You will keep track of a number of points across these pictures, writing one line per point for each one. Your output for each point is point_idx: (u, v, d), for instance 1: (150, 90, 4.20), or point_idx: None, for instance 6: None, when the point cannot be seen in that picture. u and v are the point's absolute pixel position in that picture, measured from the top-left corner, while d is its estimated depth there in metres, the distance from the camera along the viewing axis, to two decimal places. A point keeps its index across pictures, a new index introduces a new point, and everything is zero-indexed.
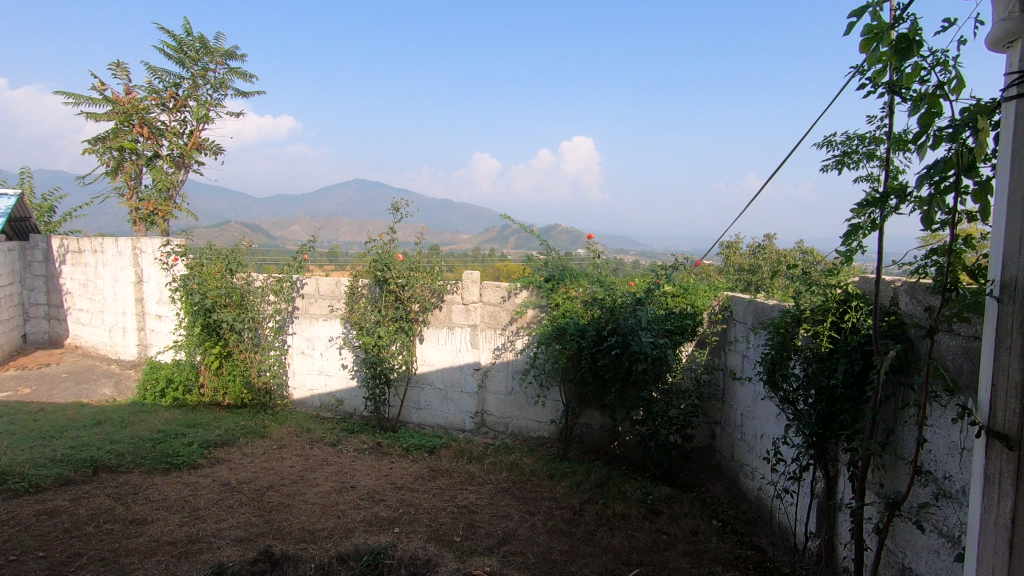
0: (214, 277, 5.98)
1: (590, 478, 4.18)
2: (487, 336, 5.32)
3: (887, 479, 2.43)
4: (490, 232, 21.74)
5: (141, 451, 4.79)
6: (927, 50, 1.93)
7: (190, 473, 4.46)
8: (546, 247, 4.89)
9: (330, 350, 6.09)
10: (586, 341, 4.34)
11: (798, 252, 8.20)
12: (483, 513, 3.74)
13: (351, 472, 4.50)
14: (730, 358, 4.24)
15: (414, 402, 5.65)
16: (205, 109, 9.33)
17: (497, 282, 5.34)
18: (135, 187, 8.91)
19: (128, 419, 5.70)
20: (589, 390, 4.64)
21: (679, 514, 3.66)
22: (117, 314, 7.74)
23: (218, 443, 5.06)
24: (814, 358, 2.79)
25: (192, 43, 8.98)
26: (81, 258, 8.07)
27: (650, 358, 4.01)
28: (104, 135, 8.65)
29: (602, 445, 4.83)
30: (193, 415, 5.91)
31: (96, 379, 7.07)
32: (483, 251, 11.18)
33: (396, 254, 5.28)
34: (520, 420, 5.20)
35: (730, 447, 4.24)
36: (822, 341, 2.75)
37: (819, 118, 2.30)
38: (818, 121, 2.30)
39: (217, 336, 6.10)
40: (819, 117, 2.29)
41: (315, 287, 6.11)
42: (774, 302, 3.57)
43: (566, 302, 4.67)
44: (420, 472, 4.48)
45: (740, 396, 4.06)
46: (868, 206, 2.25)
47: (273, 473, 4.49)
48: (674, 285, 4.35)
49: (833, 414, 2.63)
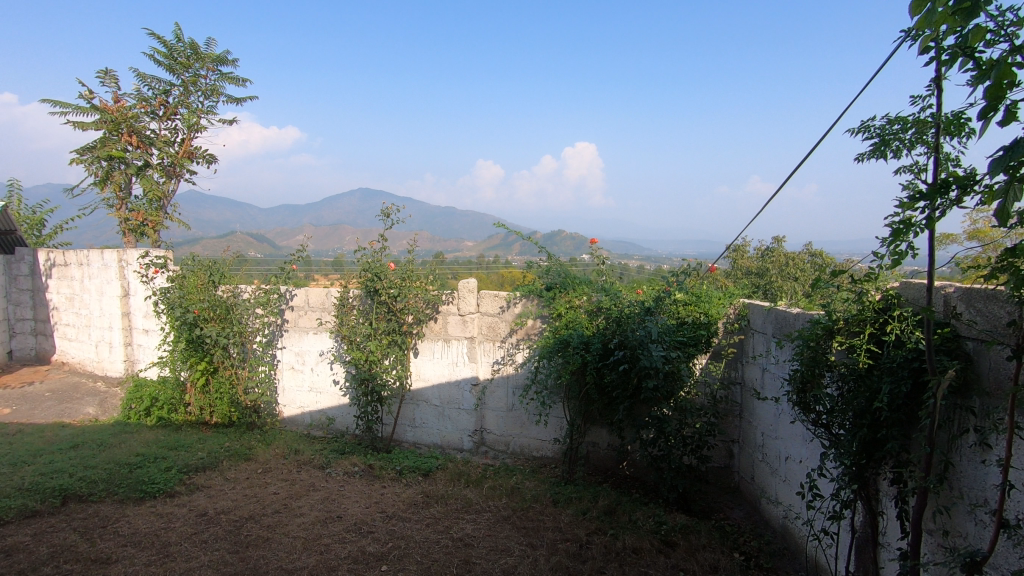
0: (197, 289, 5.68)
1: (597, 504, 3.84)
2: (485, 349, 4.99)
3: (945, 519, 2.08)
4: (493, 237, 21.45)
5: (117, 477, 4.47)
6: (995, 8, 1.60)
7: (165, 504, 4.13)
8: (547, 252, 4.58)
9: (320, 365, 5.77)
10: (591, 355, 3.99)
11: (808, 256, 7.86)
12: (480, 548, 3.40)
13: (339, 499, 4.16)
14: (748, 372, 3.89)
15: (409, 419, 5.32)
16: (196, 116, 9.08)
17: (495, 291, 5.02)
18: (124, 198, 8.65)
19: (108, 441, 5.39)
20: (595, 408, 4.28)
21: (698, 546, 3.30)
22: (103, 330, 7.45)
23: (200, 468, 4.74)
24: (851, 377, 2.46)
25: (182, 50, 8.74)
26: (67, 272, 7.81)
27: (662, 374, 3.64)
28: (93, 144, 8.43)
29: (610, 465, 4.48)
30: (177, 436, 5.60)
31: (80, 398, 6.79)
32: (485, 259, 10.86)
33: (387, 263, 4.97)
34: (521, 439, 4.86)
35: (751, 468, 3.88)
36: (860, 356, 2.43)
37: (832, 124, 1.85)
38: (830, 132, 1.85)
39: (202, 352, 5.79)
40: (831, 127, 1.84)
41: (305, 298, 5.80)
42: (797, 310, 3.24)
43: (569, 312, 4.34)
44: (413, 498, 4.14)
45: (762, 414, 3.73)
46: (919, 200, 1.92)
47: (256, 501, 4.15)
48: (686, 292, 4.00)
49: (878, 441, 2.29)
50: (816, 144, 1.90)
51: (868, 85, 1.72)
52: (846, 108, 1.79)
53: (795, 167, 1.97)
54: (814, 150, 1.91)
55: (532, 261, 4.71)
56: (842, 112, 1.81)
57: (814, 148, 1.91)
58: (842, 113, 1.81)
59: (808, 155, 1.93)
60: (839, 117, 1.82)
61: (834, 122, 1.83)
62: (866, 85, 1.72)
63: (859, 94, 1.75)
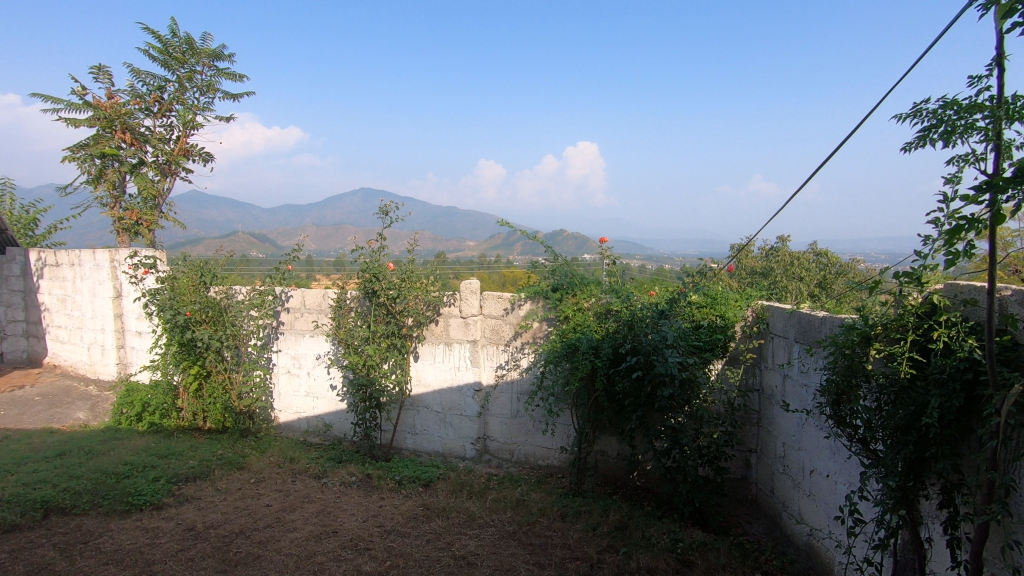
0: (189, 291, 5.46)
1: (608, 519, 3.62)
2: (489, 353, 4.78)
3: (1012, 552, 1.85)
4: (495, 238, 21.07)
5: (102, 488, 4.26)
6: None
7: (152, 517, 3.92)
8: (552, 252, 4.37)
9: (317, 369, 5.57)
10: (601, 360, 3.77)
11: (812, 255, 7.67)
12: (483, 567, 3.18)
13: (335, 512, 3.95)
14: (769, 378, 3.67)
15: (410, 426, 5.11)
16: (192, 113, 8.88)
17: (499, 292, 4.81)
18: (119, 196, 8.45)
19: (96, 449, 5.18)
20: (605, 415, 4.05)
21: (717, 566, 3.08)
22: (95, 332, 7.25)
23: (190, 478, 4.53)
24: (891, 388, 2.24)
25: (178, 45, 8.54)
26: (59, 272, 7.61)
27: (677, 381, 3.42)
28: (86, 142, 8.22)
29: (620, 475, 4.27)
30: (168, 442, 5.39)
31: (71, 403, 6.59)
32: (487, 259, 10.64)
33: (386, 263, 4.75)
34: (526, 447, 4.65)
35: (771, 480, 3.66)
36: (902, 365, 2.21)
37: (891, 90, 1.86)
38: (888, 95, 1.86)
39: (195, 356, 5.58)
40: (890, 90, 1.85)
41: (301, 300, 5.59)
42: (824, 313, 3.02)
43: (577, 315, 4.12)
44: (413, 511, 3.92)
45: (783, 423, 3.51)
46: (984, 192, 1.69)
47: (247, 514, 3.94)
48: (701, 293, 3.78)
49: (927, 461, 2.06)
50: (876, 107, 1.93)
51: (936, 42, 1.72)
52: (907, 71, 1.80)
53: (853, 130, 2.00)
54: (873, 113, 1.93)
55: (537, 261, 4.49)
56: (903, 76, 1.82)
57: (872, 112, 1.93)
58: (902, 77, 1.81)
59: (866, 119, 1.95)
60: (899, 81, 1.82)
61: (893, 87, 1.84)
62: (934, 42, 1.72)
63: (925, 52, 1.75)
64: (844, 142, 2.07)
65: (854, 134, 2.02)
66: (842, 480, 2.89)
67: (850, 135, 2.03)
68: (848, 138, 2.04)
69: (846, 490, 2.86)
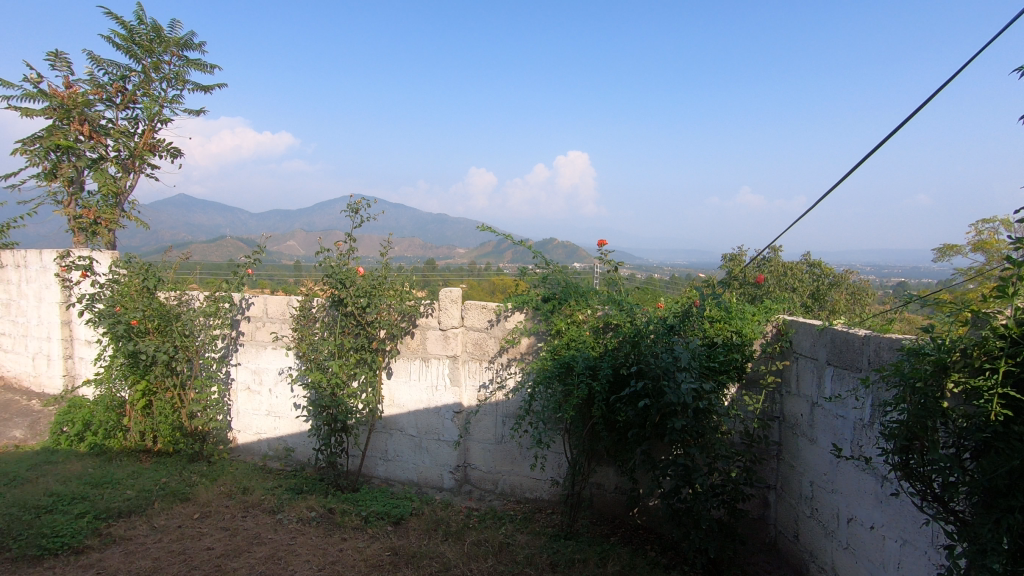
0: (132, 297, 4.83)
1: (606, 570, 3.07)
2: (471, 371, 4.24)
3: None
4: (485, 246, 20.23)
5: (16, 525, 3.65)
6: None
7: (68, 566, 3.30)
8: (543, 257, 3.87)
9: (279, 386, 4.99)
10: (600, 384, 3.26)
11: (805, 266, 7.18)
12: None
13: (287, 558, 3.37)
14: (793, 406, 3.16)
15: (381, 451, 4.55)
16: (158, 105, 8.25)
17: (483, 302, 4.29)
18: (75, 193, 7.80)
19: (23, 475, 4.55)
20: (602, 446, 3.53)
21: None
22: (40, 340, 6.59)
23: (123, 512, 3.92)
24: (982, 434, 1.72)
25: (142, 32, 7.93)
26: (3, 275, 6.96)
27: (691, 411, 2.89)
28: (40, 133, 7.57)
29: (617, 512, 3.76)
30: (109, 468, 4.77)
31: (7, 420, 5.91)
32: (475, 265, 10.07)
33: (356, 268, 4.19)
34: (512, 477, 4.10)
35: (794, 524, 3.15)
36: (997, 404, 1.70)
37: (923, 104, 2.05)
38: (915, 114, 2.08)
39: (141, 369, 4.96)
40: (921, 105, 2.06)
41: (263, 308, 5.02)
42: (865, 333, 2.56)
43: (570, 329, 3.60)
44: (378, 557, 3.35)
45: (811, 459, 3.00)
46: None
47: (182, 561, 3.35)
48: (715, 306, 3.27)
49: None
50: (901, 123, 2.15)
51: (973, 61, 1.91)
52: (936, 92, 2.00)
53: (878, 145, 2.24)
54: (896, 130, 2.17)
55: (525, 266, 3.97)
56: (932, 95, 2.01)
57: (898, 127, 2.17)
58: (931, 96, 2.02)
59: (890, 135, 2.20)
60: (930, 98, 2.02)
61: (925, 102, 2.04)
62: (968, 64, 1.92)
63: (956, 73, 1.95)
64: (868, 155, 2.30)
65: (880, 147, 2.26)
66: (892, 535, 2.38)
67: (879, 146, 2.25)
68: (874, 151, 2.28)
69: (897, 548, 2.35)
